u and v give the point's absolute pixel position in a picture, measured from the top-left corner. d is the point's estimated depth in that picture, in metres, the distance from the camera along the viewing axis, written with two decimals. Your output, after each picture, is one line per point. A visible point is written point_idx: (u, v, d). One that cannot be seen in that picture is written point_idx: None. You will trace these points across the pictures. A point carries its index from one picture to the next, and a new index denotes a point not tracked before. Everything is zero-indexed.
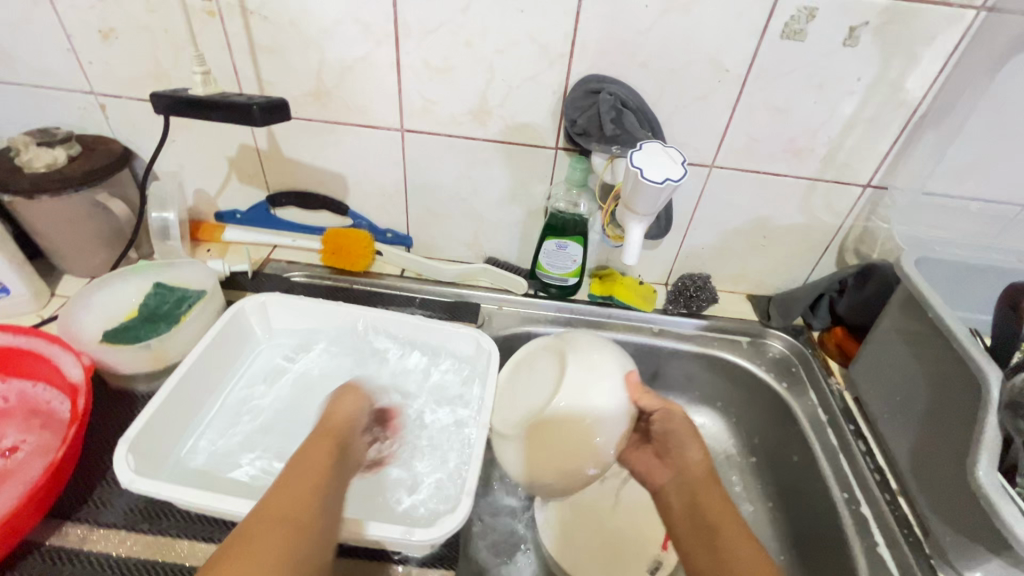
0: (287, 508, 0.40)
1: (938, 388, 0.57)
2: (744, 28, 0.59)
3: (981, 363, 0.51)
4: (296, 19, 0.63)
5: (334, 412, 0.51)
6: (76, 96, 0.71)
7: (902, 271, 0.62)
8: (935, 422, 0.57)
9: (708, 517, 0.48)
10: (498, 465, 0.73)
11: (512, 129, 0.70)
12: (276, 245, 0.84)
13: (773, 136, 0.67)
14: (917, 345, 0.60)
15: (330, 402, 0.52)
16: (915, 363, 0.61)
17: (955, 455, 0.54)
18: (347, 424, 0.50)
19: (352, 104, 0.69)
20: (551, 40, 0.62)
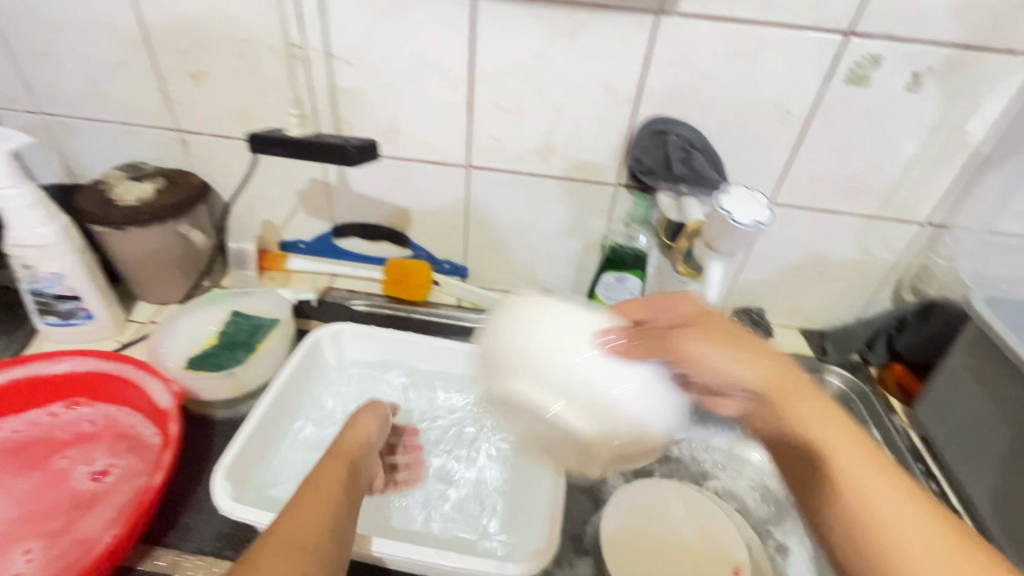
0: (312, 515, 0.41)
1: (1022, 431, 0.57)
2: (808, 74, 0.62)
3: None
4: (377, 64, 0.67)
5: (352, 431, 0.52)
6: (161, 133, 0.76)
7: (976, 312, 0.62)
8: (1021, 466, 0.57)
9: (841, 508, 0.41)
10: None
11: (576, 167, 0.72)
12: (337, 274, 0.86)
13: (833, 176, 0.69)
14: (994, 386, 0.61)
15: (352, 418, 0.54)
16: (992, 405, 0.61)
17: None
18: (357, 449, 0.51)
19: (423, 142, 0.72)
20: (620, 84, 0.65)
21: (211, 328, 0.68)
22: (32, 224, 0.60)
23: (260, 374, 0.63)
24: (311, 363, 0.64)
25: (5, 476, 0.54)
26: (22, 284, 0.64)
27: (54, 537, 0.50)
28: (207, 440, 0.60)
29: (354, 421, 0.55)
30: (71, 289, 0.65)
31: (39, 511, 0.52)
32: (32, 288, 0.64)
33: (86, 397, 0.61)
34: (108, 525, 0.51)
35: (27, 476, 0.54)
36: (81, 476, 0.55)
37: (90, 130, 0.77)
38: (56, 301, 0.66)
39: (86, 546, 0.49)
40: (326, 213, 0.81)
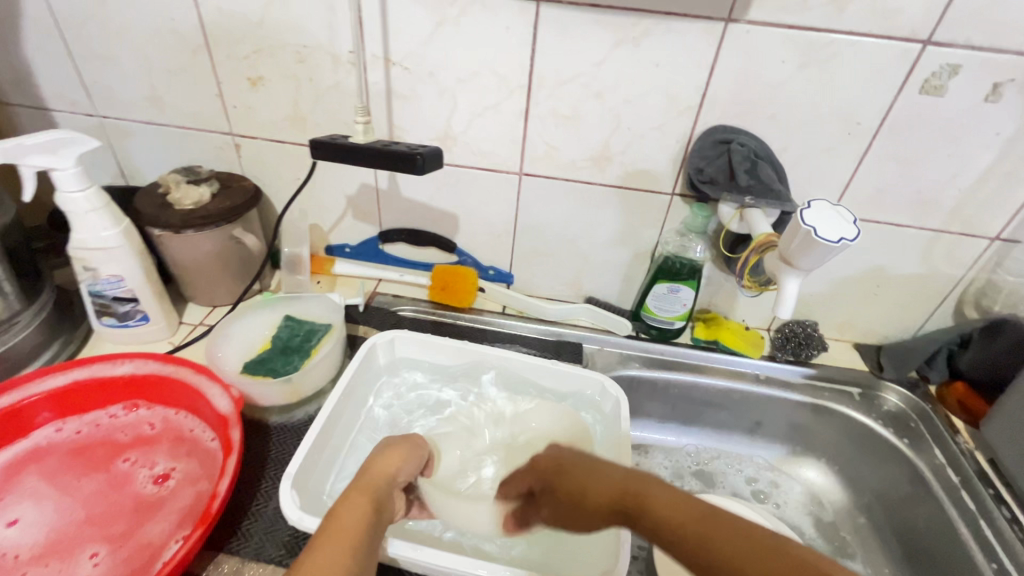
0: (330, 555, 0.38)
1: None
2: (880, 83, 0.60)
3: None
4: (435, 70, 0.66)
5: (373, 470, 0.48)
6: (216, 136, 0.76)
7: None
8: None
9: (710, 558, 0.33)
10: None
11: (631, 175, 0.71)
12: (381, 278, 0.86)
13: (900, 187, 0.67)
14: None
15: (379, 452, 0.50)
16: None
17: None
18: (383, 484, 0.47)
19: (476, 148, 0.72)
20: (683, 92, 0.63)
21: (264, 333, 0.68)
22: (97, 226, 0.60)
23: (315, 381, 0.63)
24: (366, 371, 0.65)
25: (70, 478, 0.54)
26: (83, 286, 0.64)
27: (120, 541, 0.50)
28: (265, 445, 0.59)
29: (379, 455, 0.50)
30: (129, 292, 0.66)
31: (104, 514, 0.52)
32: (93, 290, 0.65)
33: (145, 399, 0.61)
34: (172, 529, 0.51)
35: (90, 479, 0.55)
36: (143, 479, 0.55)
37: (145, 133, 0.77)
38: (114, 303, 0.66)
39: (151, 551, 0.49)
40: (374, 218, 0.81)
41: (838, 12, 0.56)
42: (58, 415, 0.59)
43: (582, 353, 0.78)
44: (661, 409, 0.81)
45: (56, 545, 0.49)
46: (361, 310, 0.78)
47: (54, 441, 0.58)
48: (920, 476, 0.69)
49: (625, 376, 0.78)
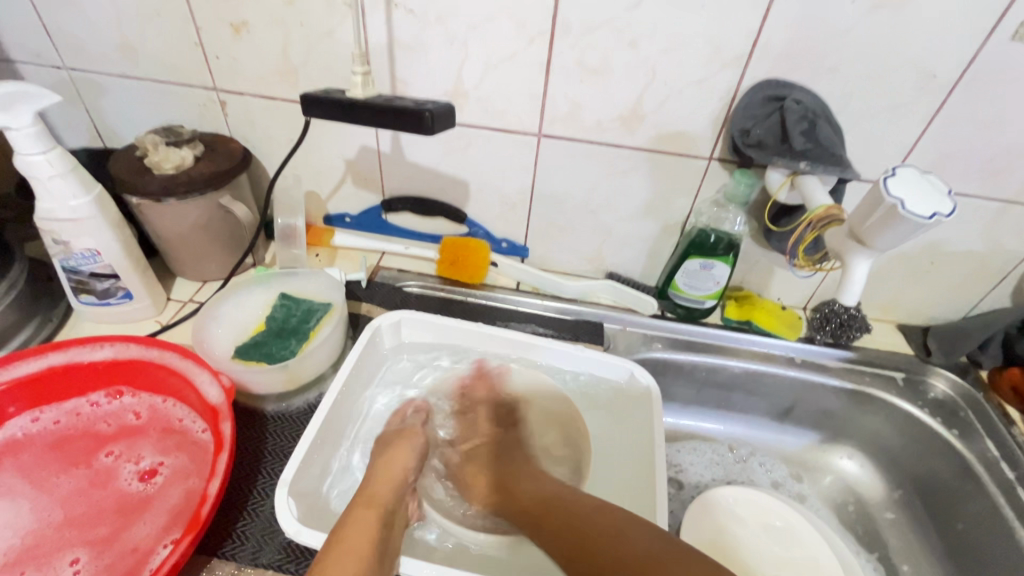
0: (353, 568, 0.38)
1: None
2: (967, 28, 0.51)
3: None
4: (443, 14, 0.57)
5: (378, 481, 0.47)
6: (198, 92, 0.68)
7: None
8: None
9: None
10: None
11: (664, 138, 0.63)
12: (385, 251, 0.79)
13: (972, 153, 0.59)
14: None
15: (378, 460, 0.50)
16: None
17: None
18: (393, 491, 0.47)
19: (490, 107, 0.64)
20: (730, 40, 0.55)
21: (257, 316, 0.62)
22: (65, 195, 0.53)
23: (318, 366, 0.58)
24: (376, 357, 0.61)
25: (49, 474, 0.50)
26: (56, 260, 0.58)
27: (104, 544, 0.45)
28: (260, 437, 0.54)
29: (387, 457, 0.50)
30: (107, 267, 0.59)
31: (85, 516, 0.47)
32: (67, 265, 0.59)
33: (129, 385, 0.56)
34: (161, 532, 0.46)
35: (71, 475, 0.50)
36: (129, 476, 0.50)
37: (119, 87, 0.69)
38: (92, 280, 0.60)
39: (137, 558, 0.45)
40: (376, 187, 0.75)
41: None
42: (33, 404, 0.54)
43: (603, 334, 0.72)
44: (686, 393, 0.76)
45: (32, 550, 0.45)
46: (364, 286, 0.72)
47: (30, 433, 0.53)
48: (970, 468, 0.64)
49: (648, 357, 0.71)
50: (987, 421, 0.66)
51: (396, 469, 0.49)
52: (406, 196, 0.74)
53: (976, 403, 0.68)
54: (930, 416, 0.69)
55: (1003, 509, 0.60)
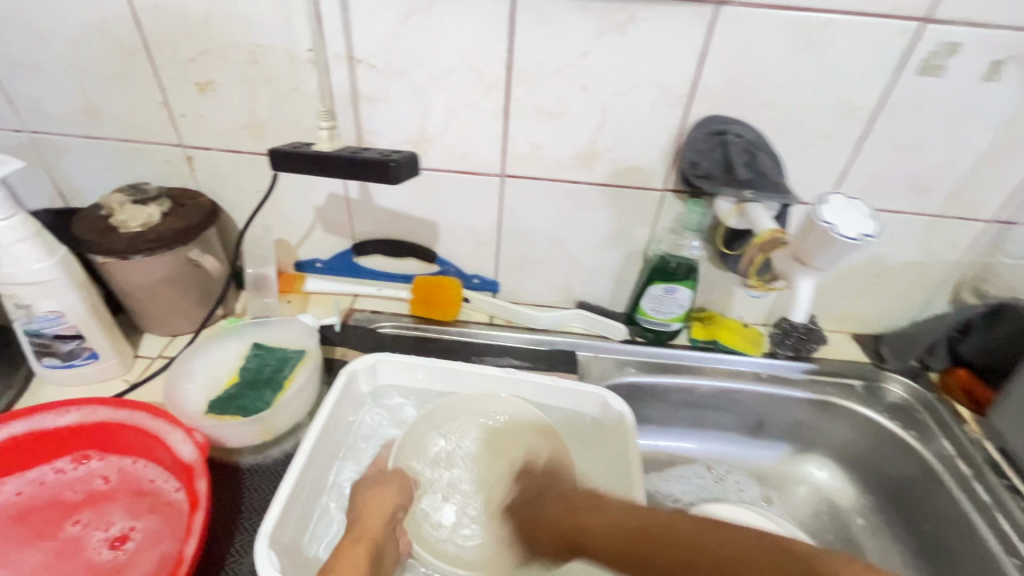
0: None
1: None
2: (879, 66, 0.57)
3: None
4: (405, 67, 0.61)
5: (367, 516, 0.50)
6: (164, 149, 0.69)
7: None
8: None
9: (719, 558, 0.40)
10: None
11: (621, 172, 0.67)
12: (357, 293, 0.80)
13: (900, 174, 0.64)
14: None
15: (360, 496, 0.52)
16: None
17: None
18: (383, 527, 0.49)
19: (454, 151, 0.67)
20: (672, 81, 0.59)
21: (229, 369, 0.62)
22: (30, 259, 0.53)
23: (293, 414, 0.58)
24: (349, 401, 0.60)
25: (11, 548, 0.48)
26: (17, 325, 0.57)
27: None
28: (236, 492, 0.53)
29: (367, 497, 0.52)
30: (72, 328, 0.59)
31: None
32: (29, 329, 0.57)
33: (97, 449, 0.54)
34: None
35: (36, 548, 0.48)
36: (98, 544, 0.48)
37: (82, 147, 0.69)
38: (56, 342, 0.59)
39: None
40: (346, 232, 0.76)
41: None
42: None
43: (577, 362, 0.74)
44: (662, 414, 0.78)
45: None
46: (338, 329, 0.72)
47: None
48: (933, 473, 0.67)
49: (621, 382, 0.73)
50: (944, 420, 0.70)
51: (387, 504, 0.52)
52: (376, 238, 0.76)
53: (929, 404, 0.72)
54: (889, 420, 0.72)
55: (965, 506, 0.63)
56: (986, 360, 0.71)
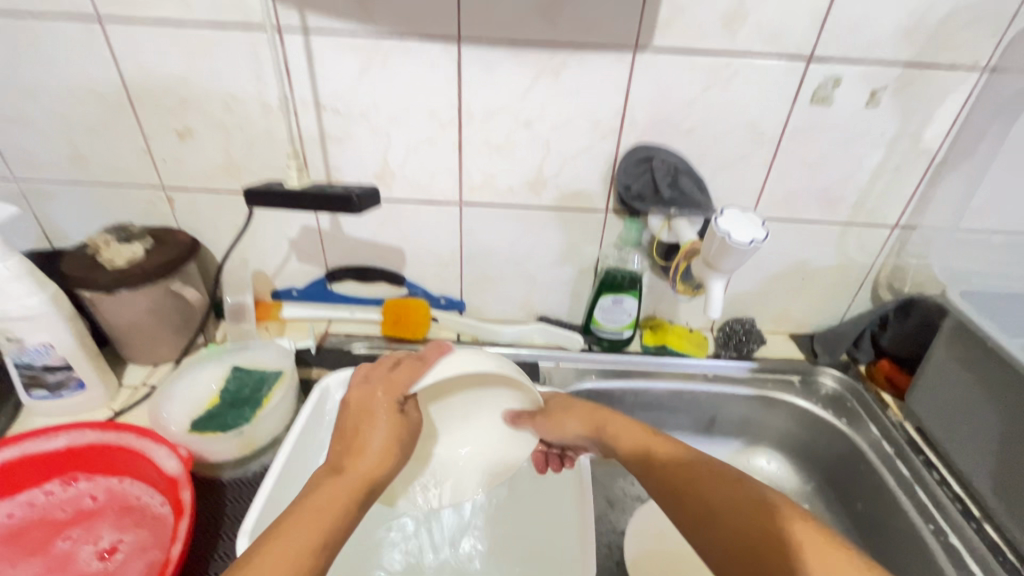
0: (306, 533, 0.40)
1: (1009, 419, 0.60)
2: (777, 97, 0.66)
3: None
4: (367, 111, 0.68)
5: (354, 457, 0.49)
6: (147, 191, 0.74)
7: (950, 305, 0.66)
8: (1011, 448, 0.60)
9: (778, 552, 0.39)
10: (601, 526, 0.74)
11: (566, 196, 0.74)
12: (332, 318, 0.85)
13: (809, 188, 0.73)
14: (971, 366, 0.65)
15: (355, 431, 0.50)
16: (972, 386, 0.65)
17: None
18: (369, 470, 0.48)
19: (415, 183, 0.74)
20: (603, 116, 0.68)
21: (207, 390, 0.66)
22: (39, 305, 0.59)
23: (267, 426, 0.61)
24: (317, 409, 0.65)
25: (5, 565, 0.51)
26: (8, 358, 0.61)
27: None
28: (218, 504, 0.57)
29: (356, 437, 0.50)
30: (61, 359, 0.63)
31: None
32: (19, 361, 0.62)
33: (85, 470, 0.58)
34: None
35: (29, 564, 0.51)
36: (88, 556, 0.52)
37: (69, 193, 0.75)
38: (45, 373, 0.63)
39: None
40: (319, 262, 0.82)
41: (731, 36, 0.62)
42: None
43: (538, 372, 0.80)
44: None
45: None
46: (313, 352, 0.77)
47: None
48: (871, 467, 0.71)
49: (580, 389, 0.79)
50: (871, 406, 0.77)
51: (379, 431, 0.51)
52: (348, 266, 0.82)
53: (857, 393, 0.79)
54: (822, 410, 0.79)
55: (890, 482, 0.69)
56: (904, 350, 0.78)
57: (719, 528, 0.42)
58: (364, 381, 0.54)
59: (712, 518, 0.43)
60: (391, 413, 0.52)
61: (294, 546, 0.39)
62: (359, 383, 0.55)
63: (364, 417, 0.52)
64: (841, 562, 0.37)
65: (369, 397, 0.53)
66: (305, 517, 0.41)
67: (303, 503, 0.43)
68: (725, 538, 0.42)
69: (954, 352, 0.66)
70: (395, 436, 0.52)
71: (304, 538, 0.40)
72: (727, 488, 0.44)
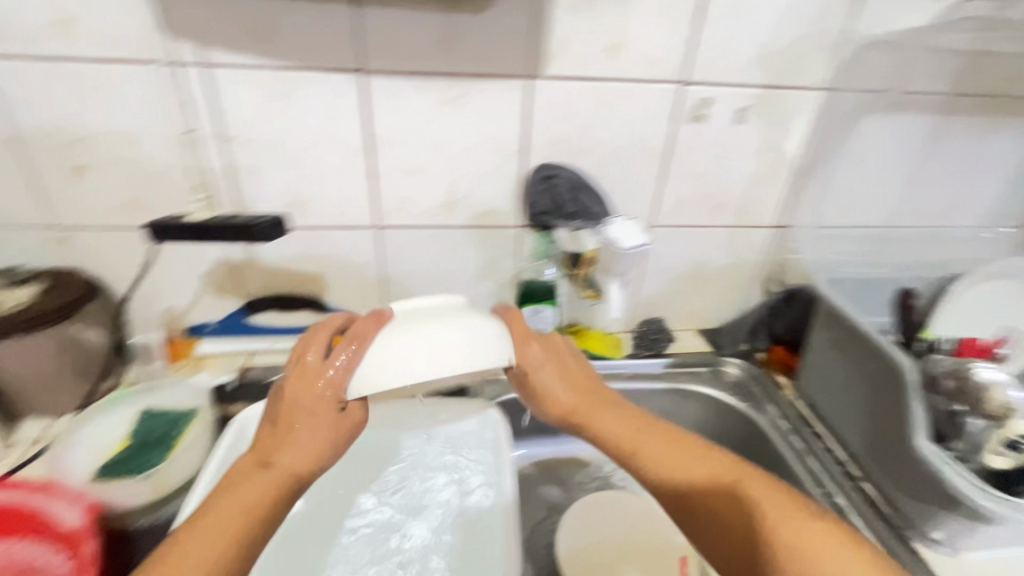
0: (209, 548, 0.42)
1: (871, 386, 0.68)
2: (660, 117, 0.73)
3: (895, 354, 0.63)
4: (278, 142, 0.69)
5: (284, 450, 0.48)
6: (38, 232, 0.71)
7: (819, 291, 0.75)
8: (874, 412, 0.68)
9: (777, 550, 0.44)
10: (537, 529, 0.76)
11: (480, 215, 0.78)
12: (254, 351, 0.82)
13: (697, 197, 0.81)
14: (840, 343, 0.73)
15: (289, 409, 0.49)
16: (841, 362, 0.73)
17: (895, 434, 0.64)
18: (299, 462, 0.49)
19: (330, 210, 0.75)
20: (506, 139, 0.72)
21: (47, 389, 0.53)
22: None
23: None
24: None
25: None
26: None
27: None
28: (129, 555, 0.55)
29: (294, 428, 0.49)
30: None
31: None
32: None
33: None
34: None
35: None
36: None
37: None
38: None
39: None
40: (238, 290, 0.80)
41: (613, 65, 0.69)
42: None
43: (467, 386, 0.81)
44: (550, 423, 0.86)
45: None
46: (228, 388, 0.73)
47: None
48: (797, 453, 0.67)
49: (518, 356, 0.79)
50: (770, 389, 0.84)
51: (299, 437, 0.48)
52: (268, 295, 0.80)
53: (757, 378, 0.87)
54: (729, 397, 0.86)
55: (787, 456, 0.77)
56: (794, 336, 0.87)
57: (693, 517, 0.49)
58: (302, 368, 0.50)
59: (692, 509, 0.49)
60: (329, 410, 0.49)
61: (204, 563, 0.41)
62: (308, 352, 0.51)
63: (296, 416, 0.49)
64: (829, 546, 0.43)
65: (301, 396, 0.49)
66: (207, 537, 0.42)
67: (213, 509, 0.44)
68: (705, 529, 0.48)
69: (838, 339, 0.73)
70: (331, 428, 0.49)
71: (207, 553, 0.42)
72: (705, 469, 0.50)
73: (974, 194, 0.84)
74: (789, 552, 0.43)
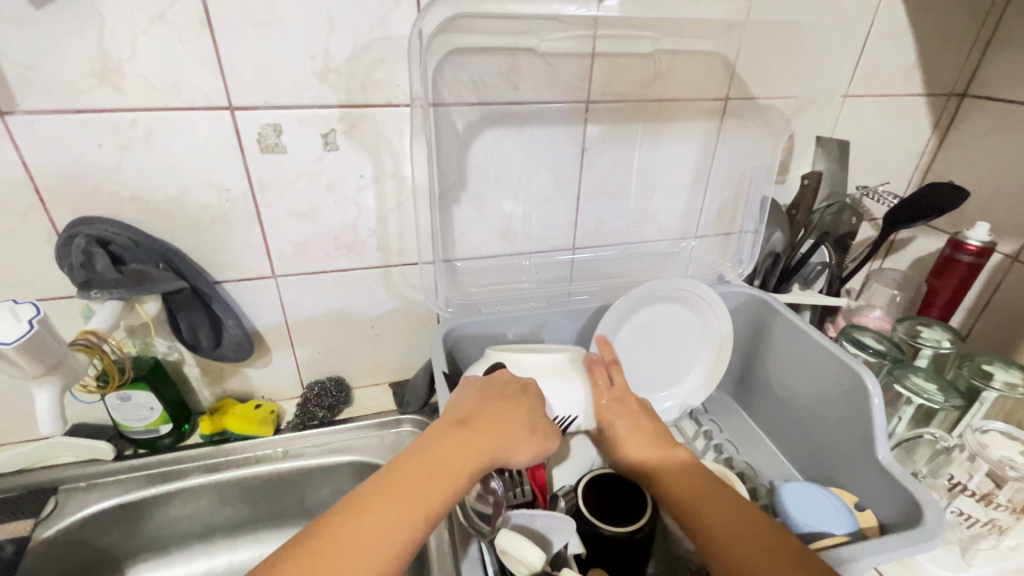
0: (404, 525, 0.41)
1: (832, 409, 0.64)
2: (568, 137, 0.70)
3: (860, 372, 0.60)
4: (136, 193, 0.60)
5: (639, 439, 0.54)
6: None
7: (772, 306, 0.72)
8: (832, 436, 0.64)
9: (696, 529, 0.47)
10: None
11: (389, 254, 0.72)
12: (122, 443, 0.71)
13: (617, 216, 0.78)
14: (807, 365, 0.68)
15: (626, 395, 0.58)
16: (803, 383, 0.69)
17: (858, 461, 0.60)
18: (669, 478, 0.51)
19: (216, 263, 0.66)
20: (406, 171, 0.67)
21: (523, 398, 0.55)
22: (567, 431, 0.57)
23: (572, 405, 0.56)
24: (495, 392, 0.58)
25: None
26: None
27: None
28: None
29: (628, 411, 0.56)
30: None
31: None
32: None
33: None
34: None
35: None
36: None
37: None
38: None
39: None
40: (61, 370, 0.55)
41: (513, 88, 0.65)
42: None
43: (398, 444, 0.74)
44: None
45: None
46: (107, 508, 0.65)
47: None
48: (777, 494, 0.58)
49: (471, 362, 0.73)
50: (717, 413, 0.79)
51: (489, 445, 0.47)
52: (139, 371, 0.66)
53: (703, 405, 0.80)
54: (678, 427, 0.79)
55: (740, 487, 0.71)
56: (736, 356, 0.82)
57: (682, 508, 0.48)
58: (502, 399, 0.51)
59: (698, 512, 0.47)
60: (521, 427, 0.49)
61: (397, 541, 0.40)
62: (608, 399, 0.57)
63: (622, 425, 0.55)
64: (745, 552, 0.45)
65: (619, 417, 0.56)
66: (416, 496, 0.42)
67: (422, 457, 0.45)
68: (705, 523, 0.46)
69: (790, 346, 0.71)
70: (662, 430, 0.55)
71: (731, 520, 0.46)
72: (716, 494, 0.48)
73: (864, 179, 0.88)
74: (768, 548, 0.43)
